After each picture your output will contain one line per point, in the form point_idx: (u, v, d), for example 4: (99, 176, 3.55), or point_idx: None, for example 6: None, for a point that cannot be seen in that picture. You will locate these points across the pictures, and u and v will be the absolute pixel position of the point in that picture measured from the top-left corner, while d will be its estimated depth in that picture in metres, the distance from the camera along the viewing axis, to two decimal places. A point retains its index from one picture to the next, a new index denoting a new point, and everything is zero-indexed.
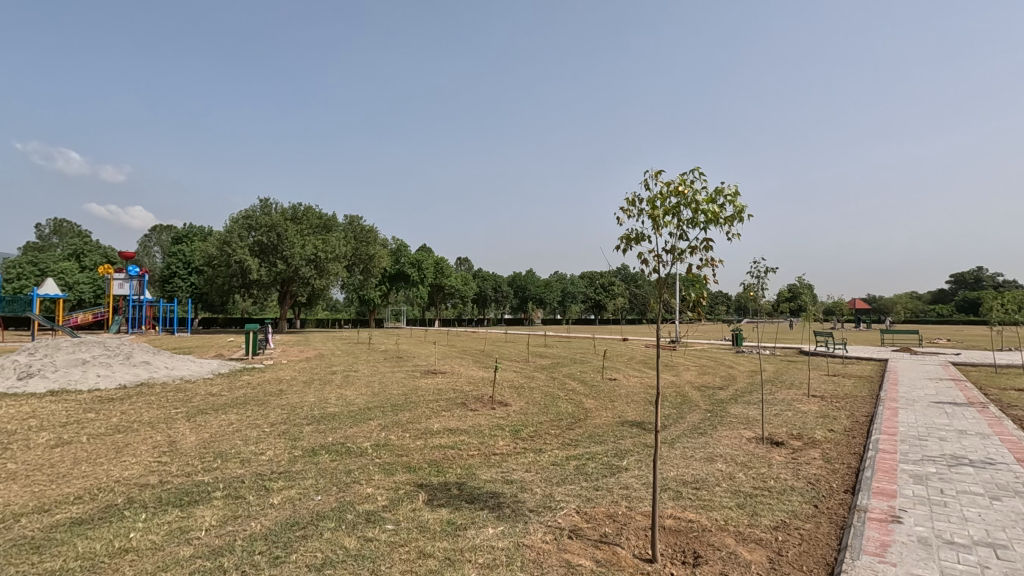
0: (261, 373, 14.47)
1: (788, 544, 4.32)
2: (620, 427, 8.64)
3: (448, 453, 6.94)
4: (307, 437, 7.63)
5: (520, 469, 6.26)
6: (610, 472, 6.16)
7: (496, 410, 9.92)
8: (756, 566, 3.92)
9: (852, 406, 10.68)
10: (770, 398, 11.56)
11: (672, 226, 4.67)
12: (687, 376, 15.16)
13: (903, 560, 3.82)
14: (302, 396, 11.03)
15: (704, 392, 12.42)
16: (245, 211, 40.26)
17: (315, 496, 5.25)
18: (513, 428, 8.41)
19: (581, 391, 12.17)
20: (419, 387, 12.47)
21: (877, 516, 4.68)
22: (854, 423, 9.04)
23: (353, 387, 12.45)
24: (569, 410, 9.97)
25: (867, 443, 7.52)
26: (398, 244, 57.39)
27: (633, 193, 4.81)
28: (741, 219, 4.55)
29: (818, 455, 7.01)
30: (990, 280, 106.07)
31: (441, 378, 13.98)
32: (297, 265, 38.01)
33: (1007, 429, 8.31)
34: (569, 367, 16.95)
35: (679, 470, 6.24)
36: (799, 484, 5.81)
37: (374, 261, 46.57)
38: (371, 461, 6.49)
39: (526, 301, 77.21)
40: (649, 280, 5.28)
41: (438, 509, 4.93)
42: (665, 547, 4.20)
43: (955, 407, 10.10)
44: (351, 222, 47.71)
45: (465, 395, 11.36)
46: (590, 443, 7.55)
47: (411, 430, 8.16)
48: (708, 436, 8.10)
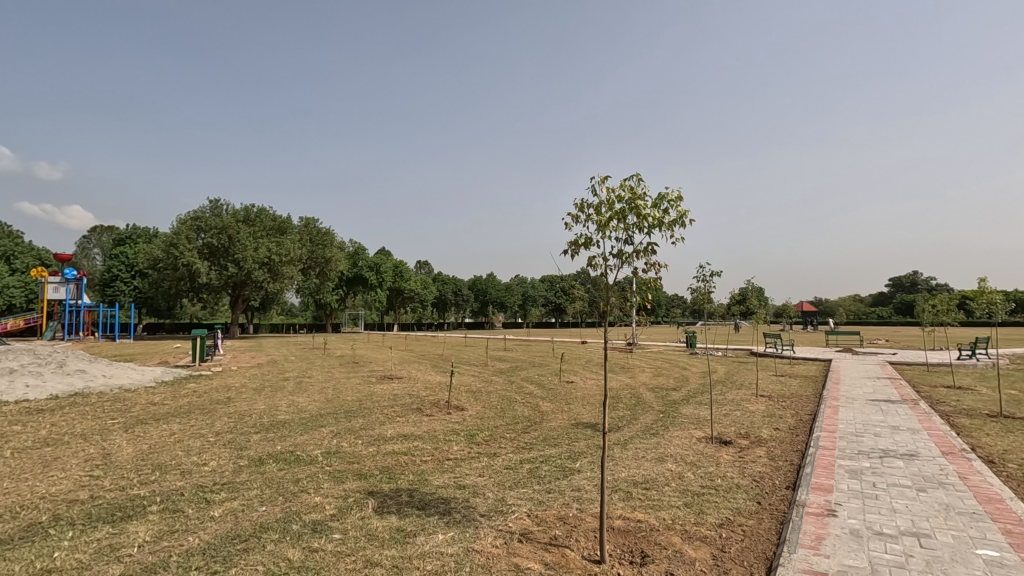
0: (208, 380, 13.93)
1: (731, 540, 4.44)
2: (576, 429, 8.77)
3: (401, 459, 6.84)
4: (255, 446, 7.38)
5: (473, 474, 6.23)
6: (563, 474, 6.22)
7: (452, 414, 9.86)
8: (700, 564, 4.01)
9: (797, 405, 11.10)
10: (720, 399, 11.91)
11: (618, 231, 4.78)
12: (642, 378, 15.46)
13: (835, 552, 4.00)
14: (252, 404, 10.68)
15: (658, 393, 12.71)
16: (193, 212, 38.85)
17: (259, 506, 5.08)
18: (468, 433, 8.37)
19: (538, 394, 12.23)
20: (375, 392, 12.28)
21: (814, 510, 4.88)
22: (797, 422, 9.43)
23: (304, 394, 12.07)
24: (525, 414, 9.99)
25: (809, 441, 7.85)
26: (355, 246, 56.25)
27: (580, 200, 4.96)
28: (682, 224, 4.72)
29: (763, 453, 7.27)
30: (924, 284, 112.91)
31: (398, 383, 13.85)
32: (249, 268, 36.70)
33: (934, 425, 8.79)
34: (527, 370, 17.05)
35: (631, 471, 6.34)
36: (743, 481, 6.00)
37: (329, 264, 45.57)
38: (320, 469, 6.33)
39: (486, 305, 77.33)
40: (601, 284, 5.44)
41: (387, 517, 4.85)
42: (613, 548, 4.25)
43: (890, 405, 10.64)
44: (306, 225, 46.63)
45: (421, 401, 11.25)
46: (544, 446, 7.58)
47: (364, 437, 8.01)
48: (660, 436, 8.29)
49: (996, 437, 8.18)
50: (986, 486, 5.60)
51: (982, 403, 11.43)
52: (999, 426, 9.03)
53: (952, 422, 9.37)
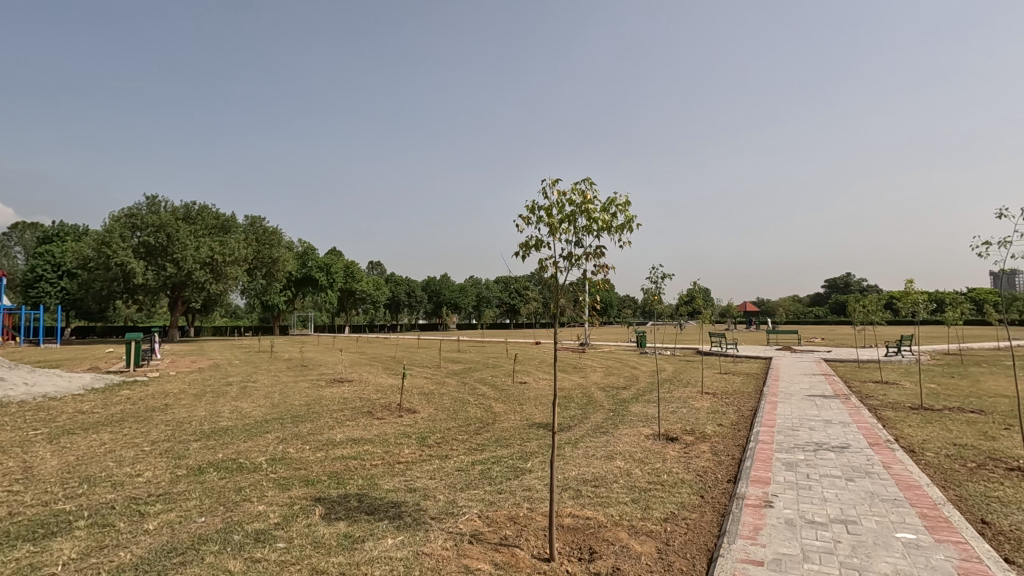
0: (144, 387, 13.20)
1: (675, 534, 4.60)
2: (527, 429, 8.84)
3: (350, 464, 6.70)
4: (194, 454, 7.06)
5: (424, 477, 6.18)
6: (514, 474, 6.25)
7: (403, 417, 9.74)
8: (645, 557, 4.13)
9: (739, 402, 11.58)
10: (668, 397, 12.27)
11: (569, 233, 4.86)
12: (593, 378, 15.73)
13: (771, 541, 4.20)
14: (192, 411, 10.21)
15: (608, 392, 12.96)
16: (128, 209, 36.76)
17: (198, 517, 4.87)
18: (420, 435, 8.30)
19: (491, 396, 12.24)
20: (324, 396, 11.98)
21: (753, 502, 5.11)
22: (740, 417, 9.83)
23: (248, 399, 11.62)
24: (478, 415, 9.99)
25: (750, 435, 8.20)
26: (304, 246, 54.62)
27: (532, 202, 5.04)
28: (630, 228, 4.86)
29: (707, 448, 7.54)
30: (856, 285, 119.64)
31: (349, 387, 13.56)
32: (189, 268, 35.04)
33: (863, 418, 9.37)
34: (480, 372, 17.01)
35: (581, 469, 6.45)
36: (687, 476, 6.22)
37: (277, 265, 44.14)
38: (264, 477, 6.12)
39: (440, 306, 76.58)
40: (551, 285, 5.50)
41: (334, 523, 4.75)
42: (562, 546, 4.30)
43: (824, 400, 11.27)
44: (252, 224, 45.12)
45: (372, 404, 11.07)
46: (496, 447, 7.61)
47: (312, 442, 7.80)
48: (609, 434, 8.45)
49: (917, 427, 8.80)
50: (907, 474, 6.01)
51: (906, 397, 12.26)
52: (919, 417, 9.72)
53: (879, 415, 10.01)
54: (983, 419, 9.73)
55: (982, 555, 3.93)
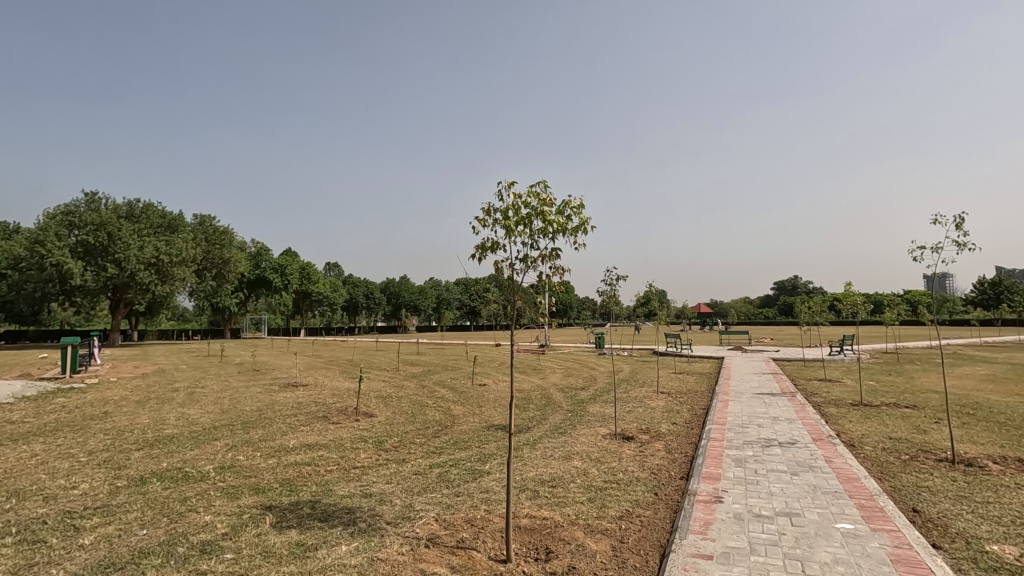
0: (81, 394, 12.49)
1: (630, 531, 4.69)
2: (486, 431, 8.84)
3: (303, 470, 6.54)
4: (136, 464, 6.73)
5: (381, 481, 6.09)
6: (472, 477, 6.24)
7: (360, 421, 9.57)
8: (600, 555, 4.19)
9: (692, 401, 11.91)
10: (625, 396, 12.50)
11: (525, 235, 4.90)
12: (553, 379, 15.88)
13: (720, 535, 4.34)
14: (134, 418, 9.73)
15: (566, 393, 13.09)
16: (65, 206, 34.77)
17: (139, 530, 4.65)
18: (377, 439, 8.17)
19: (450, 398, 12.17)
20: (277, 401, 11.63)
21: (703, 498, 5.26)
22: (693, 416, 10.11)
23: (196, 405, 11.16)
24: (436, 418, 9.92)
25: (702, 433, 8.44)
26: (257, 246, 52.95)
27: (487, 204, 5.07)
28: (584, 230, 4.95)
29: (661, 447, 7.71)
30: (802, 288, 124.99)
31: (303, 391, 13.23)
32: (133, 269, 33.41)
33: (808, 414, 9.80)
34: (439, 374, 16.89)
35: (538, 470, 6.50)
36: (642, 474, 6.35)
37: (228, 265, 42.62)
38: (212, 486, 5.89)
39: (399, 308, 75.61)
40: (508, 285, 5.53)
41: (286, 531, 4.62)
42: (519, 547, 4.32)
43: (772, 398, 11.71)
44: (201, 223, 43.50)
45: (327, 408, 10.84)
46: (454, 450, 7.58)
47: (263, 449, 7.57)
48: (567, 435, 8.54)
49: (856, 423, 9.28)
50: (847, 467, 6.32)
51: (847, 394, 12.90)
52: (858, 413, 10.25)
53: (823, 411, 10.50)
54: (916, 413, 10.34)
55: (912, 542, 4.17)
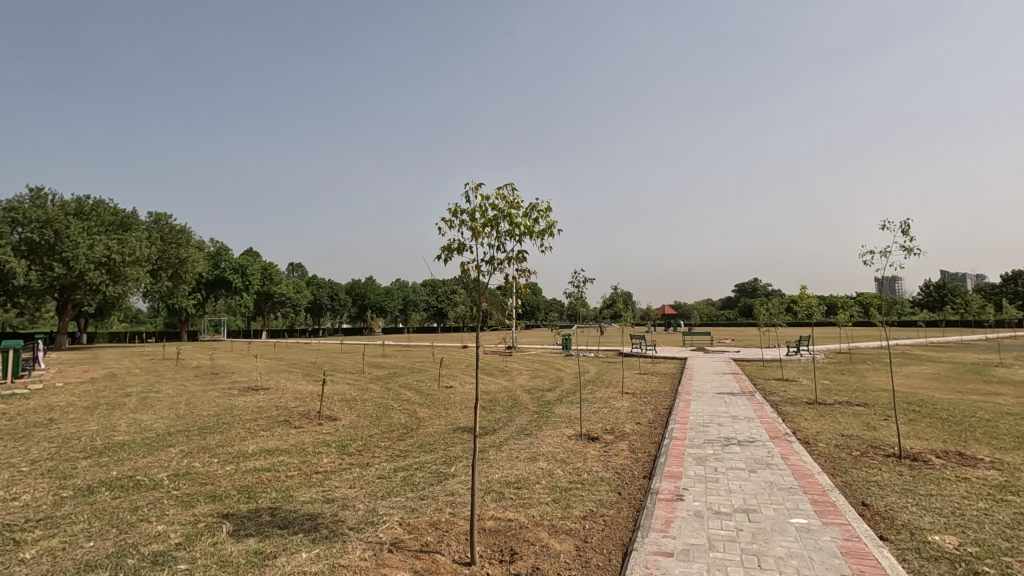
0: (23, 400, 11.83)
1: (594, 531, 4.74)
2: (452, 433, 8.80)
3: (263, 476, 6.37)
4: (83, 473, 6.43)
5: (344, 486, 5.99)
6: (437, 480, 6.20)
7: (323, 425, 9.38)
8: (563, 555, 4.22)
9: (656, 401, 12.13)
10: (590, 397, 12.64)
11: (492, 237, 4.91)
12: (520, 380, 15.93)
13: (681, 533, 4.44)
14: (81, 425, 9.28)
15: (533, 395, 13.14)
16: (8, 202, 33.01)
17: (86, 542, 4.44)
18: (340, 443, 8.02)
19: (416, 400, 12.05)
20: (236, 406, 11.29)
21: (665, 496, 5.36)
22: (656, 416, 10.29)
23: (149, 411, 10.72)
24: (402, 421, 9.80)
25: (665, 433, 8.61)
26: (216, 245, 51.37)
27: (454, 205, 5.06)
28: (551, 233, 4.98)
29: (625, 447, 7.82)
30: (762, 290, 128.97)
31: (264, 395, 12.89)
32: (82, 269, 31.93)
33: (767, 413, 10.11)
34: (406, 376, 16.70)
35: (504, 471, 6.51)
36: (606, 474, 6.43)
37: (185, 266, 41.23)
38: (165, 494, 5.68)
39: (365, 310, 74.50)
40: (476, 287, 5.51)
41: (244, 540, 4.49)
42: (484, 549, 4.31)
43: (733, 397, 12.03)
44: (156, 221, 41.99)
45: (289, 412, 10.59)
46: (420, 453, 7.51)
47: (221, 455, 7.34)
48: (533, 436, 8.58)
49: (811, 421, 9.63)
50: (802, 464, 6.55)
51: (803, 392, 13.37)
52: (813, 411, 10.64)
53: (780, 410, 10.85)
54: (867, 411, 10.80)
55: (860, 535, 4.35)
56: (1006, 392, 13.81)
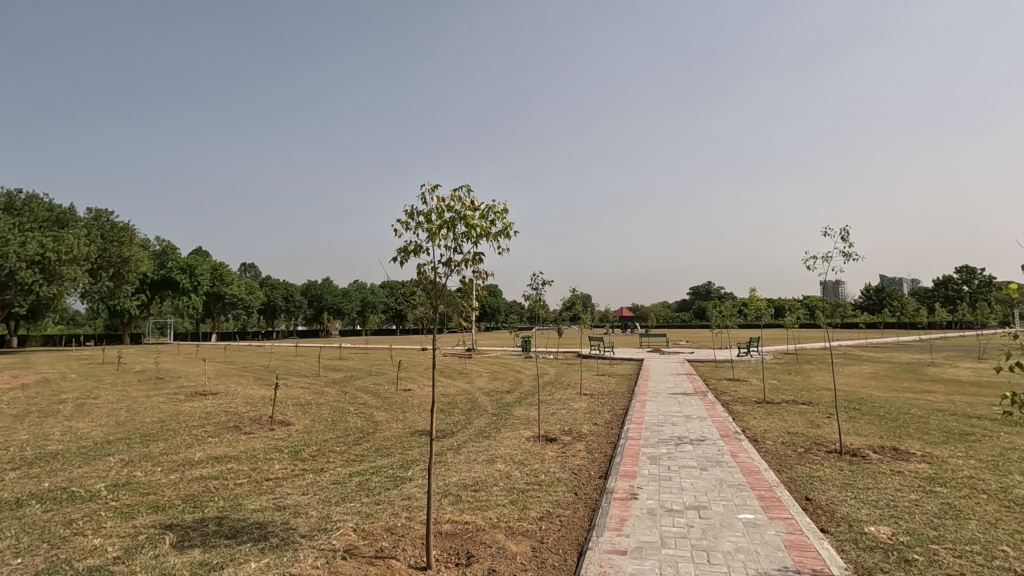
0: None
1: (550, 531, 4.78)
2: (410, 437, 8.71)
3: (210, 484, 6.13)
4: (10, 486, 6.03)
5: (296, 493, 5.83)
6: (393, 484, 6.12)
7: (275, 431, 9.11)
8: (520, 557, 4.24)
9: (613, 402, 12.34)
10: (549, 399, 12.74)
11: (448, 239, 4.89)
12: (479, 382, 15.91)
13: (634, 531, 4.52)
14: (10, 435, 8.70)
15: (492, 397, 13.15)
16: None
17: (12, 559, 4.17)
18: (293, 449, 7.81)
19: (372, 404, 11.86)
20: (182, 412, 10.83)
21: (620, 495, 5.46)
22: (613, 416, 10.46)
23: (87, 418, 10.15)
24: (358, 425, 9.62)
25: (621, 433, 8.75)
26: (162, 244, 49.18)
27: (410, 207, 5.03)
28: (507, 235, 5.01)
29: (582, 447, 7.92)
30: (715, 293, 133.20)
31: (213, 400, 12.42)
32: (13, 267, 30.01)
33: (717, 412, 10.44)
34: (362, 380, 16.40)
35: (461, 475, 6.47)
36: (563, 475, 6.49)
37: (128, 265, 39.34)
38: (102, 506, 5.39)
39: (321, 312, 72.81)
40: (433, 289, 5.48)
41: (188, 551, 4.31)
42: (440, 553, 4.29)
43: (686, 397, 12.36)
44: (96, 218, 39.92)
45: (239, 417, 10.23)
46: (376, 457, 7.40)
47: (165, 463, 7.02)
48: (491, 438, 8.57)
49: (759, 419, 10.00)
50: (750, 461, 6.78)
51: (752, 392, 13.88)
52: (761, 410, 11.06)
53: (730, 409, 11.22)
54: (811, 409, 11.30)
55: (803, 528, 4.54)
56: (936, 390, 14.71)
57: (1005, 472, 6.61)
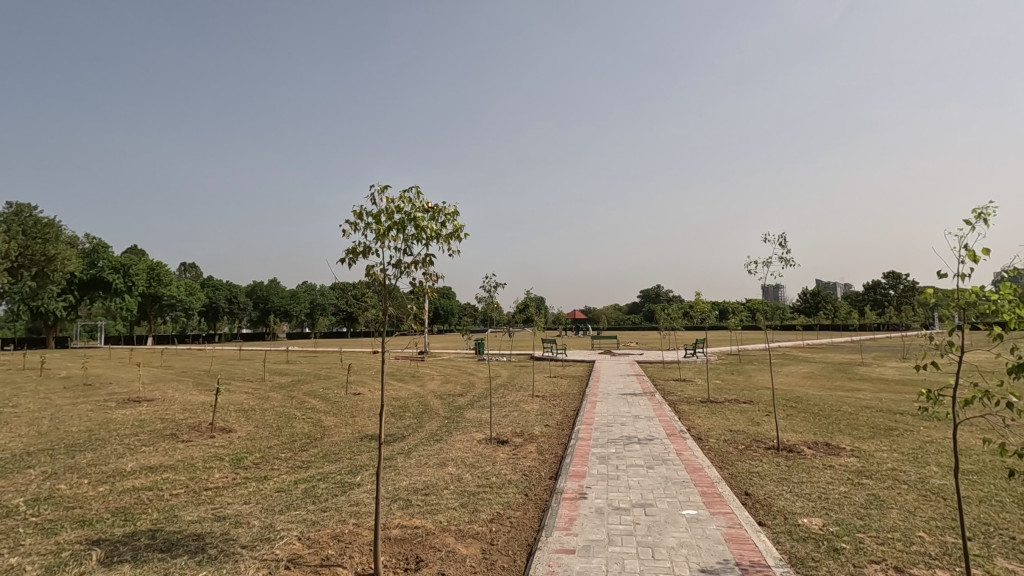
0: None
1: (500, 533, 4.79)
2: (359, 442, 8.54)
3: (143, 496, 5.81)
4: None
5: (237, 502, 5.60)
6: (342, 490, 5.98)
7: (216, 438, 8.74)
8: (469, 560, 4.23)
9: (565, 403, 12.49)
10: (501, 401, 12.78)
11: (398, 241, 4.84)
12: (431, 385, 15.78)
13: (582, 530, 4.60)
14: None
15: (444, 399, 13.07)
16: None
17: None
18: (234, 456, 7.50)
19: (321, 409, 11.55)
20: (114, 420, 10.22)
21: (569, 495, 5.53)
22: (564, 418, 10.60)
23: (3, 429, 9.41)
24: (305, 430, 9.35)
25: (571, 434, 8.87)
26: (93, 242, 46.18)
27: (359, 207, 4.95)
28: (457, 237, 5.00)
29: (533, 449, 7.99)
30: (664, 295, 137.34)
31: (148, 406, 11.79)
32: None
33: (664, 412, 10.75)
34: (310, 384, 15.94)
35: (411, 479, 6.40)
36: (514, 477, 6.52)
37: (54, 264, 36.87)
38: (22, 522, 5.02)
39: (267, 314, 70.30)
40: (384, 291, 5.40)
41: (118, 567, 4.08)
42: (388, 559, 4.23)
43: (635, 398, 12.66)
44: (17, 213, 37.10)
45: (177, 425, 9.75)
46: (323, 463, 7.22)
47: (93, 475, 6.61)
48: (443, 441, 8.52)
49: (703, 418, 10.37)
50: (694, 458, 7.02)
51: (698, 392, 14.38)
52: (706, 409, 11.48)
53: (676, 408, 11.58)
54: (751, 408, 11.83)
55: (742, 522, 4.74)
56: (865, 388, 15.66)
57: (924, 463, 7.11)
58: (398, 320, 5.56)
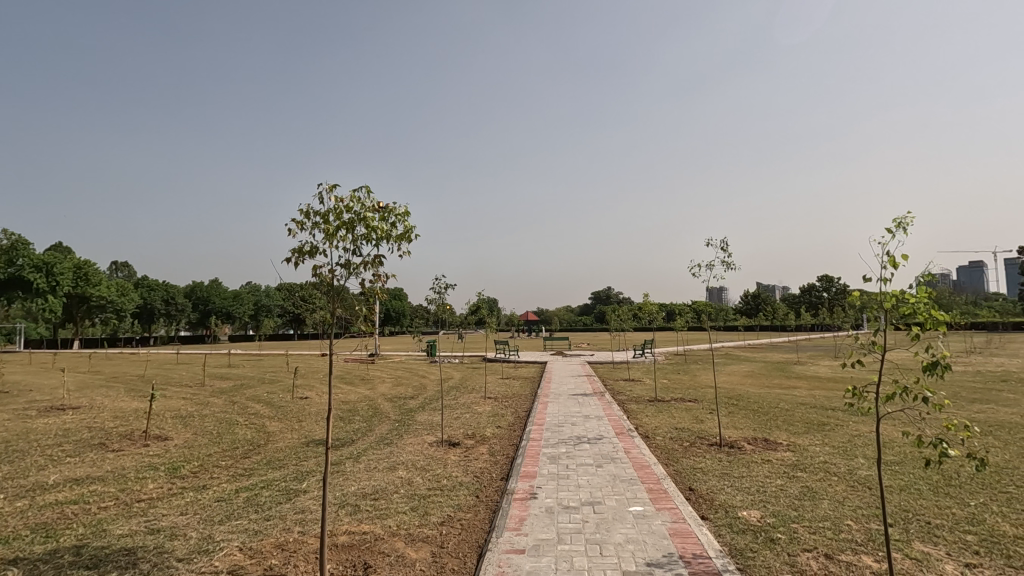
0: None
1: (450, 536, 4.76)
2: (305, 447, 8.29)
3: (68, 510, 5.44)
4: None
5: (172, 514, 5.33)
6: (286, 498, 5.79)
7: (149, 447, 8.28)
8: (419, 564, 4.19)
9: (517, 404, 12.54)
10: (453, 403, 12.70)
11: (347, 241, 4.75)
12: (381, 388, 15.50)
13: (532, 529, 4.64)
14: None
15: (394, 402, 12.85)
16: None
17: None
18: (170, 466, 7.13)
19: (265, 414, 11.14)
20: (33, 430, 9.48)
21: (520, 495, 5.57)
22: (516, 419, 10.66)
23: None
24: (247, 437, 8.99)
25: (522, 434, 8.93)
26: (13, 239, 42.82)
27: (306, 206, 4.83)
28: (409, 238, 4.96)
29: (485, 450, 8.00)
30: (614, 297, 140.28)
31: (74, 415, 11.04)
32: None
33: (613, 411, 10.97)
34: (253, 388, 15.34)
35: (360, 483, 6.27)
36: (465, 479, 6.50)
37: None
38: None
39: (208, 316, 67.18)
40: (334, 292, 5.29)
41: None
42: (335, 566, 4.14)
43: (586, 398, 12.86)
44: None
45: (106, 434, 9.17)
46: (267, 470, 6.97)
47: (9, 489, 6.12)
48: (393, 445, 8.39)
49: (651, 417, 10.66)
50: (641, 456, 7.22)
51: (646, 391, 14.77)
52: (653, 408, 11.80)
53: (625, 408, 11.85)
54: (696, 406, 12.25)
55: (686, 517, 4.90)
56: (800, 385, 16.53)
57: (852, 456, 7.59)
58: (348, 321, 5.45)
